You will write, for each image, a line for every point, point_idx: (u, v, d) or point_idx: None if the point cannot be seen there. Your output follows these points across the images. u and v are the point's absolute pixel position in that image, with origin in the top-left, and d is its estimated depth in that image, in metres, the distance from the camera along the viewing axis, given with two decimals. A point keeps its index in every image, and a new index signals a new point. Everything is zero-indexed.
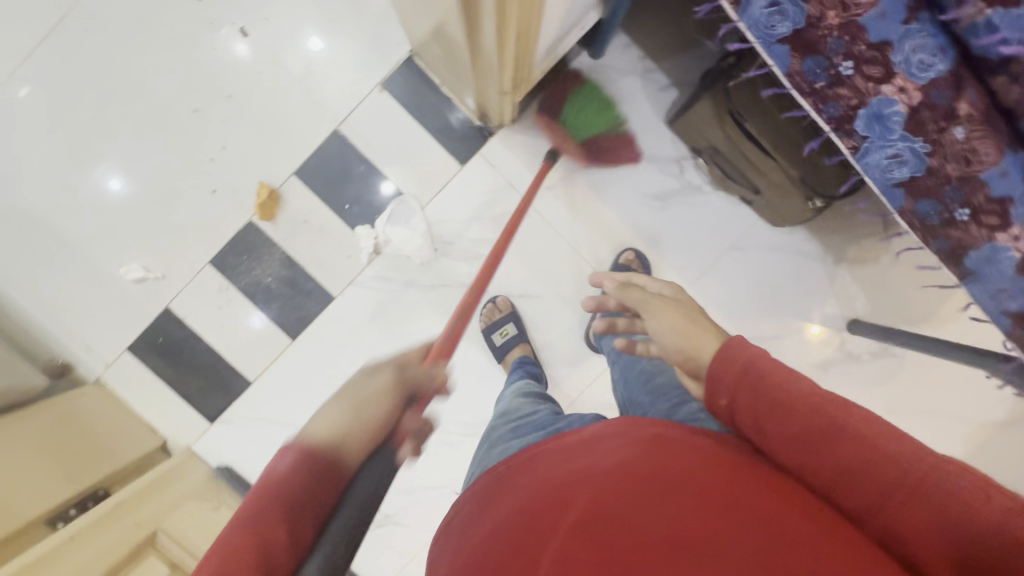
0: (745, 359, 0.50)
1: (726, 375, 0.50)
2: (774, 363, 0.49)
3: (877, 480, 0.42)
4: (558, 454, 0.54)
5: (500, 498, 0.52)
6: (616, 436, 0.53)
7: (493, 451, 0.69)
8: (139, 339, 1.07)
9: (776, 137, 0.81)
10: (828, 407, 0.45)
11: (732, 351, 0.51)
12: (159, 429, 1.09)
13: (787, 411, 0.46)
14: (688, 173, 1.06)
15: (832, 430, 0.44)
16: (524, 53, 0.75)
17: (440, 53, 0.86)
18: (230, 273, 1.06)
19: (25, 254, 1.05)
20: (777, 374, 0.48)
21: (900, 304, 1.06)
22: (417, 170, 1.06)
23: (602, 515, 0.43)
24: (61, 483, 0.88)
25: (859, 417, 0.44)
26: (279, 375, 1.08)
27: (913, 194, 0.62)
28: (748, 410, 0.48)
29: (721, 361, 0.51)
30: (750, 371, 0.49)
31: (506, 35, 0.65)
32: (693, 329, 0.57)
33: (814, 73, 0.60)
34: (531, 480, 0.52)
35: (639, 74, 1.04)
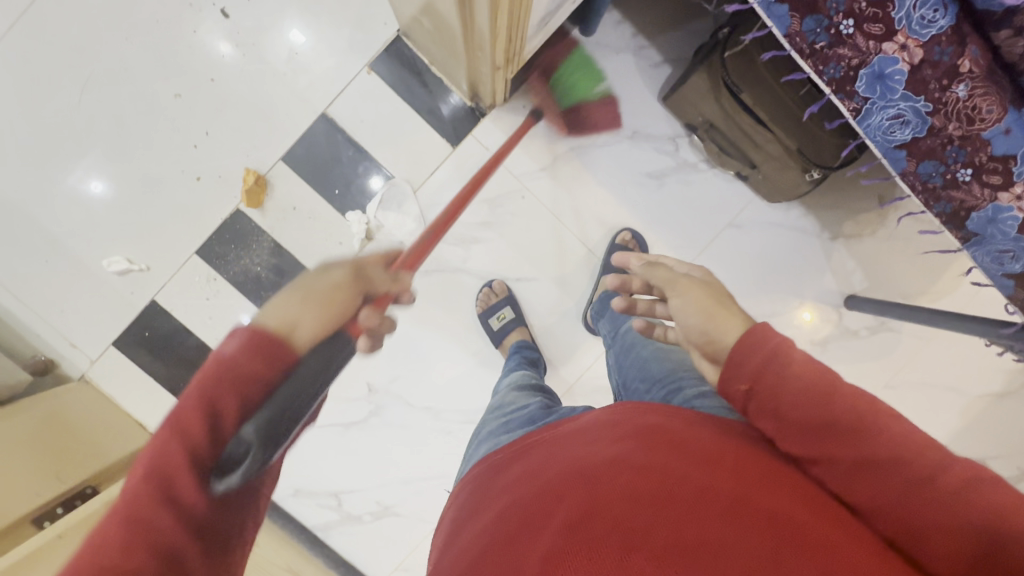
0: (770, 347, 0.47)
1: (747, 361, 0.47)
2: (798, 353, 0.47)
3: (895, 481, 0.41)
4: (551, 445, 0.53)
5: (495, 493, 0.51)
6: (610, 424, 0.52)
7: (483, 447, 0.67)
8: (125, 333, 1.04)
9: (774, 107, 0.80)
10: (848, 400, 0.44)
11: (762, 335, 0.48)
12: (149, 426, 1.06)
13: (805, 404, 0.45)
14: (682, 151, 1.05)
15: (849, 424, 0.43)
16: (517, 27, 0.74)
17: (430, 28, 0.84)
18: (218, 263, 1.03)
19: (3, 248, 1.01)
20: (800, 365, 0.46)
21: (896, 278, 1.06)
22: (408, 153, 1.03)
23: (599, 514, 0.42)
24: (49, 481, 0.85)
25: (877, 412, 0.43)
26: None
27: (914, 158, 0.61)
28: (768, 400, 0.46)
29: (745, 345, 0.48)
30: (775, 358, 0.47)
31: (499, 4, 0.63)
32: (719, 310, 0.54)
33: (814, 34, 0.58)
34: (525, 474, 0.50)
35: (632, 51, 1.03)
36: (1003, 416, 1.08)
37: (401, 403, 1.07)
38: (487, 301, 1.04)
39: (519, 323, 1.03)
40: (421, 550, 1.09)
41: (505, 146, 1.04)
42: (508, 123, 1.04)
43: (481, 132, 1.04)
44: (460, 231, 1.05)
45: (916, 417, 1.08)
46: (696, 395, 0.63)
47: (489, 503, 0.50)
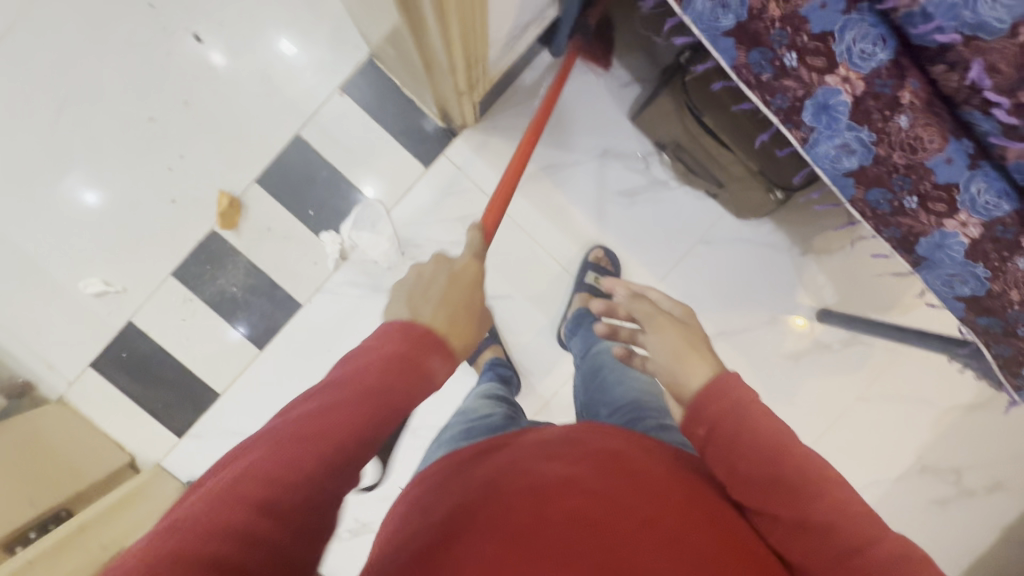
0: (734, 399, 0.49)
1: (709, 408, 0.50)
2: (759, 408, 0.49)
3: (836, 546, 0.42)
4: (508, 453, 0.53)
5: (448, 491, 0.50)
6: (571, 439, 0.52)
7: (442, 450, 0.67)
8: (102, 354, 1.05)
9: (732, 131, 0.80)
10: (794, 459, 0.45)
11: (726, 387, 0.51)
12: (126, 445, 1.07)
13: (761, 462, 0.46)
14: (653, 168, 1.06)
15: (794, 481, 0.44)
16: (478, 55, 0.75)
17: (396, 54, 0.85)
18: (193, 284, 1.04)
19: None
20: (756, 419, 0.48)
21: (867, 293, 1.07)
22: (382, 173, 1.05)
23: (548, 531, 0.42)
24: (22, 505, 0.85)
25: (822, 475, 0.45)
26: (249, 386, 1.06)
27: (862, 184, 0.62)
28: (720, 449, 0.48)
29: (710, 394, 0.50)
30: (733, 406, 0.49)
31: (454, 36, 0.64)
32: (690, 352, 0.56)
33: (760, 66, 0.60)
34: (476, 478, 0.50)
35: (602, 71, 1.04)
36: (974, 429, 1.09)
37: None
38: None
39: (493, 340, 1.04)
40: None
41: (478, 165, 1.05)
42: (480, 143, 1.05)
43: (453, 152, 1.05)
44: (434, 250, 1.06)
45: (889, 430, 1.09)
46: (657, 427, 0.65)
47: (437, 500, 0.49)
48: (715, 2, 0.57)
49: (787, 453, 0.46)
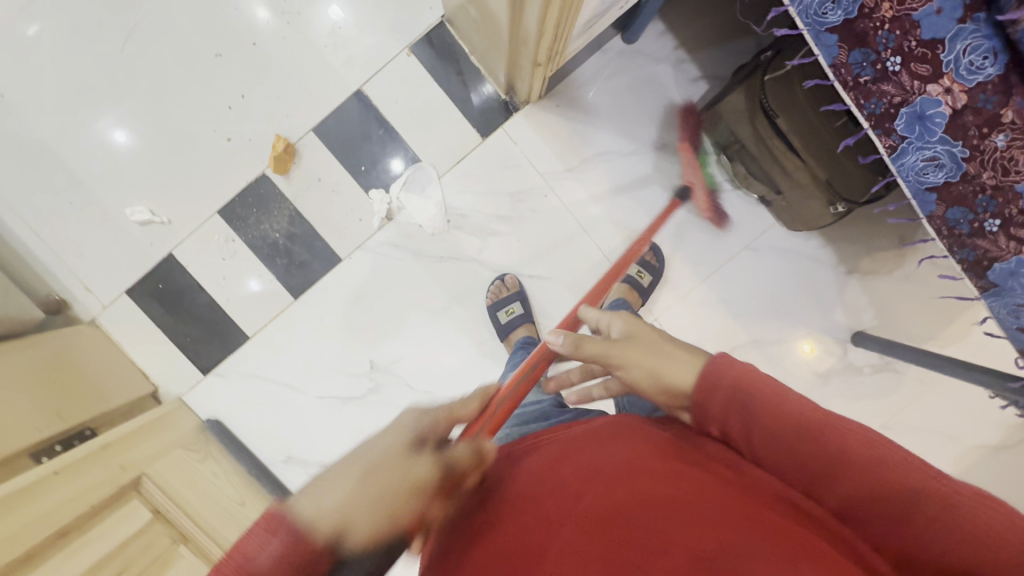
0: (734, 379, 0.48)
1: (713, 402, 0.49)
2: (762, 377, 0.48)
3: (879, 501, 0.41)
4: (559, 447, 0.54)
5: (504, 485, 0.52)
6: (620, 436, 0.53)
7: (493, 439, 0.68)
8: (139, 283, 1.05)
9: (808, 135, 0.81)
10: (827, 426, 0.44)
11: (717, 371, 0.49)
12: (151, 376, 1.08)
13: (778, 434, 0.45)
14: (709, 169, 1.05)
15: (835, 452, 0.43)
16: (564, 26, 0.74)
17: (476, 18, 0.85)
18: (238, 225, 1.04)
19: (31, 185, 1.02)
20: (774, 392, 0.47)
21: (908, 320, 1.06)
22: (438, 138, 1.04)
23: (609, 513, 0.43)
24: (50, 418, 0.86)
25: (857, 439, 0.44)
26: (279, 332, 1.07)
27: (943, 201, 0.61)
28: (743, 430, 0.48)
29: (705, 388, 0.49)
30: (737, 392, 0.48)
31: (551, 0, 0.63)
32: (660, 360, 0.54)
33: (859, 67, 0.58)
34: (531, 474, 0.51)
35: (671, 63, 1.03)
36: (996, 470, 1.08)
37: (401, 385, 1.08)
38: (497, 294, 1.05)
39: (526, 319, 1.04)
40: None
41: (534, 143, 1.05)
42: (540, 120, 1.04)
43: (512, 126, 1.04)
44: (480, 222, 1.06)
45: None
46: None
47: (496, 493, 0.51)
48: None
49: (811, 415, 0.45)
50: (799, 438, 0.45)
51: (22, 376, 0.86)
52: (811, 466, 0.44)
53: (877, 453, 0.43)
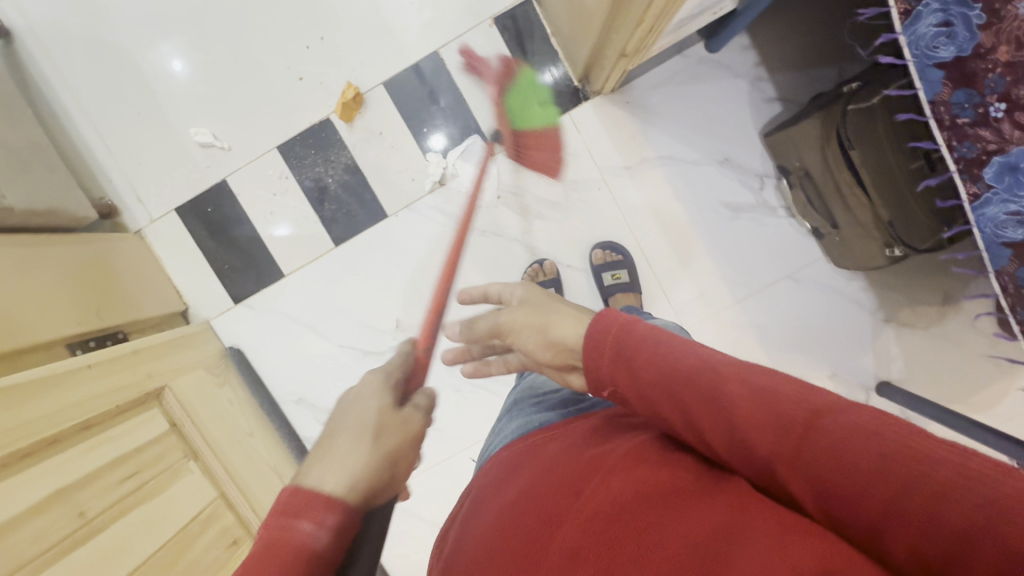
0: (616, 334, 0.47)
1: (603, 362, 0.47)
2: (644, 333, 0.46)
3: (770, 440, 0.37)
4: (542, 449, 0.53)
5: (506, 487, 0.51)
6: (599, 434, 0.51)
7: (512, 424, 0.66)
8: (188, 203, 1.07)
9: (880, 173, 0.79)
10: (715, 376, 0.41)
11: (600, 330, 0.48)
12: (184, 295, 1.10)
13: (658, 384, 0.43)
14: (767, 192, 1.04)
15: (727, 407, 0.40)
16: (662, 21, 0.73)
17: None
18: (294, 164, 1.05)
19: (104, 89, 1.05)
20: (653, 351, 0.45)
21: (937, 378, 1.04)
22: (503, 113, 1.04)
23: (614, 515, 0.41)
24: (88, 317, 0.88)
25: (751, 382, 0.39)
26: (313, 276, 1.08)
27: (1019, 258, 0.60)
28: (637, 396, 0.45)
29: (592, 348, 0.48)
30: (619, 357, 0.46)
31: None
32: (544, 318, 0.55)
33: (960, 108, 0.58)
34: (534, 471, 0.50)
35: (749, 79, 1.02)
36: None
37: (421, 349, 1.09)
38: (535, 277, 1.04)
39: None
40: None
41: (598, 135, 1.04)
42: (608, 114, 1.04)
43: (579, 114, 1.04)
44: (529, 203, 1.06)
45: None
46: None
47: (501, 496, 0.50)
48: (940, 29, 0.55)
49: (690, 360, 0.43)
50: (692, 397, 0.41)
51: (67, 270, 0.88)
52: (715, 426, 0.40)
53: (780, 386, 0.39)
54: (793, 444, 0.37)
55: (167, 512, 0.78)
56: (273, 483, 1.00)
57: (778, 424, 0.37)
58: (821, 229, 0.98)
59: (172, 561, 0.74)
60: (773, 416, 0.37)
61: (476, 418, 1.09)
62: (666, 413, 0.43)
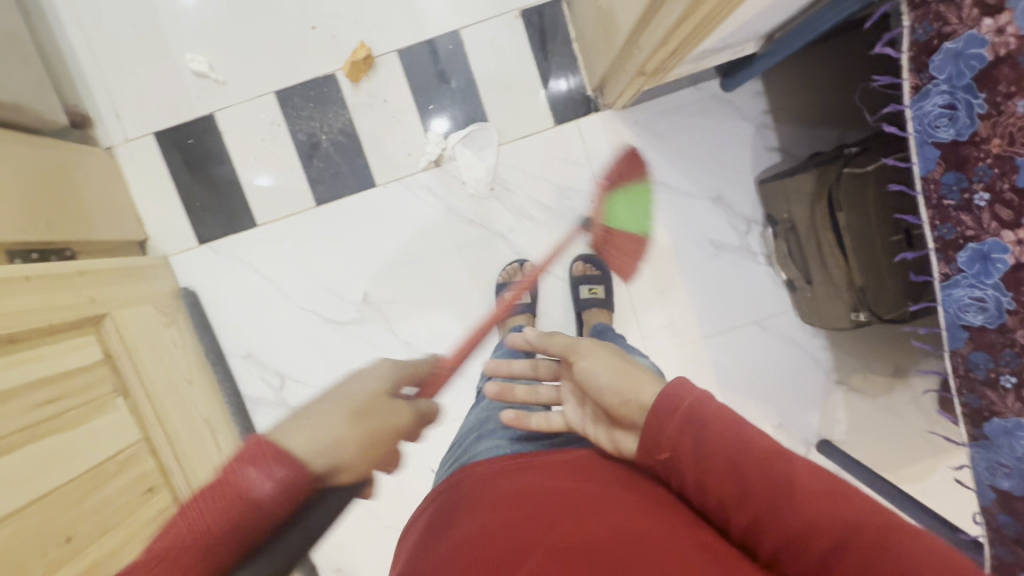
0: (691, 399, 0.44)
1: (666, 426, 0.44)
2: (719, 405, 0.44)
3: (829, 537, 0.36)
4: (515, 474, 0.50)
5: (483, 499, 0.47)
6: (583, 469, 0.49)
7: (482, 444, 0.60)
8: (169, 130, 1.02)
9: (861, 239, 0.82)
10: (774, 458, 0.40)
11: (678, 391, 0.45)
12: (146, 225, 1.04)
13: (727, 459, 0.41)
14: (751, 237, 1.06)
15: (793, 498, 0.38)
16: (685, 49, 0.73)
17: (599, 7, 0.84)
18: (289, 113, 1.01)
19: None
20: (724, 421, 0.43)
21: (874, 445, 1.08)
22: (512, 108, 1.03)
23: (597, 550, 0.38)
24: (36, 226, 0.82)
25: (820, 480, 0.39)
26: (287, 231, 1.04)
27: (973, 342, 0.62)
28: (692, 466, 0.43)
29: (662, 407, 0.45)
30: (691, 419, 0.43)
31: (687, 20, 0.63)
32: (628, 371, 0.51)
33: (948, 189, 0.60)
34: (520, 491, 0.47)
35: (755, 125, 1.03)
36: None
37: (384, 326, 1.06)
38: (511, 276, 1.04)
39: (529, 309, 1.03)
40: None
41: (601, 148, 1.04)
42: (614, 129, 1.04)
43: (586, 124, 1.04)
44: (520, 201, 1.05)
45: None
46: None
47: (475, 509, 0.47)
48: (944, 111, 0.57)
49: (760, 444, 0.41)
50: (751, 475, 0.40)
51: (21, 174, 0.82)
52: (765, 509, 0.39)
53: (847, 493, 0.38)
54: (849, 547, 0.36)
55: (82, 447, 0.73)
56: (204, 436, 0.96)
57: (837, 520, 0.36)
58: (796, 283, 1.00)
59: (76, 500, 0.69)
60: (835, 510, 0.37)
61: (426, 405, 1.08)
62: (715, 485, 0.41)
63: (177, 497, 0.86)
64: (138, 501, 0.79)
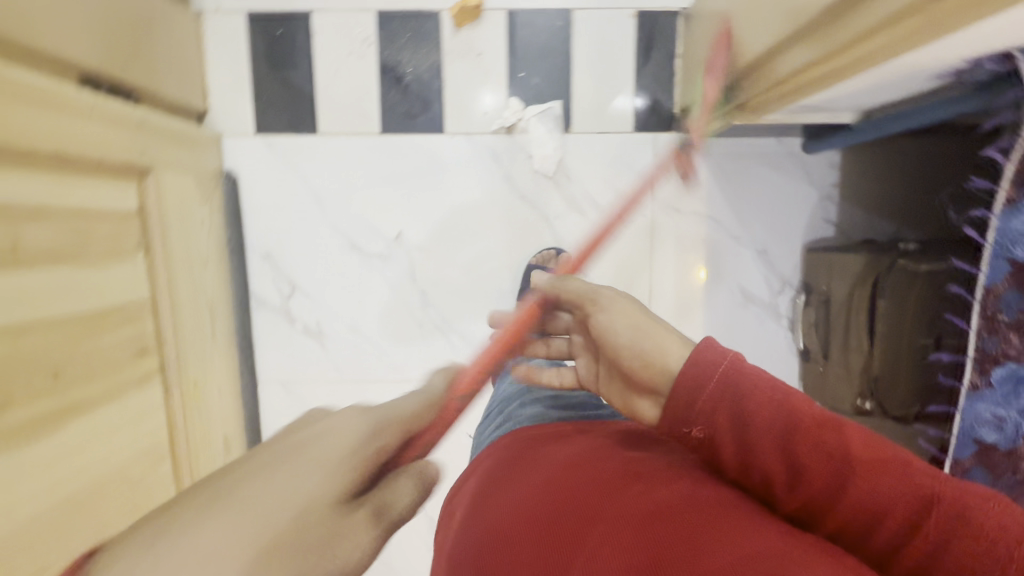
0: (728, 365, 0.48)
1: (702, 398, 0.47)
2: (755, 374, 0.47)
3: (888, 500, 0.40)
4: (554, 452, 0.54)
5: (533, 475, 0.51)
6: (618, 447, 0.53)
7: (528, 411, 0.68)
8: (263, 14, 1.00)
9: (893, 331, 0.84)
10: (824, 428, 0.43)
11: (706, 360, 0.49)
12: (210, 98, 1.03)
13: (771, 432, 0.44)
14: (780, 298, 1.06)
15: (846, 462, 0.42)
16: (790, 98, 0.74)
17: (717, 31, 0.84)
18: (384, 36, 1.01)
19: None
20: (763, 390, 0.46)
21: None
22: (597, 102, 1.03)
23: (667, 514, 0.41)
24: (113, 61, 0.81)
25: (870, 440, 0.43)
26: (343, 149, 1.04)
27: (980, 458, 0.64)
28: (736, 443, 0.46)
29: (692, 377, 0.48)
30: (725, 387, 0.47)
31: (807, 72, 0.64)
32: (646, 326, 0.56)
33: (1006, 306, 0.60)
34: (570, 464, 0.51)
35: (820, 193, 1.03)
36: None
37: (407, 270, 1.06)
38: (543, 261, 1.03)
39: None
40: (313, 386, 1.10)
41: None
42: None
43: (662, 140, 1.04)
44: (574, 193, 1.05)
45: None
46: None
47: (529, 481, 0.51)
48: None
49: (808, 417, 0.44)
50: (801, 444, 0.43)
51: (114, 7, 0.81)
52: (817, 475, 0.43)
53: (891, 449, 0.43)
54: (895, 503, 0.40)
55: (93, 289, 0.73)
56: (203, 319, 0.96)
57: (879, 473, 0.41)
58: (811, 354, 1.01)
59: (74, 338, 0.69)
60: (881, 467, 0.41)
61: (421, 357, 1.09)
62: (765, 459, 0.45)
63: (163, 367, 0.86)
64: (128, 360, 0.79)
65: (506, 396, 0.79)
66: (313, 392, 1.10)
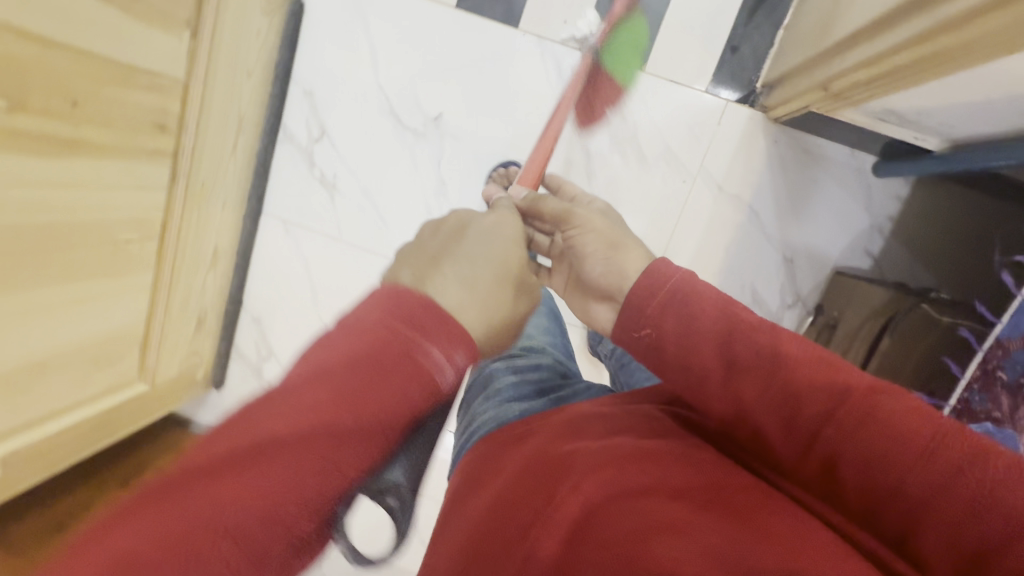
0: (671, 283, 0.45)
1: (647, 303, 0.45)
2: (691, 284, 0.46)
3: (852, 434, 0.37)
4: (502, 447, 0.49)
5: (487, 473, 0.47)
6: (569, 425, 0.48)
7: (481, 405, 0.63)
8: None
9: (887, 372, 0.83)
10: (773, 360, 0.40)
11: (660, 274, 0.46)
12: None
13: (707, 357, 0.42)
14: (788, 314, 1.02)
15: (789, 395, 0.40)
16: (887, 89, 0.66)
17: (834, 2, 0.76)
18: None
19: None
20: (710, 311, 0.43)
21: None
22: (682, 47, 0.96)
23: (608, 507, 0.37)
24: None
25: (818, 356, 0.41)
26: (413, 11, 1.00)
27: None
28: (674, 359, 0.44)
29: (643, 288, 0.46)
30: (669, 307, 0.44)
31: (921, 45, 0.56)
32: (616, 240, 0.54)
33: (1009, 365, 0.70)
34: (520, 453, 0.46)
35: (872, 222, 0.97)
36: None
37: (434, 153, 1.05)
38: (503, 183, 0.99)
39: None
40: (309, 234, 1.11)
41: (728, 140, 0.98)
42: (752, 133, 0.97)
43: (733, 110, 0.97)
44: (623, 135, 1.00)
45: None
46: None
47: (484, 477, 0.46)
48: None
49: (739, 335, 0.42)
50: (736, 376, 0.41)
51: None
52: (766, 410, 0.40)
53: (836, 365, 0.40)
54: (834, 431, 0.38)
55: (129, 42, 0.72)
56: (228, 127, 0.96)
57: (826, 401, 0.38)
58: None
59: (95, 79, 0.69)
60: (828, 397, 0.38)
61: None
62: (710, 385, 0.42)
63: (177, 153, 0.87)
64: (144, 129, 0.79)
65: (472, 393, 0.72)
66: (310, 241, 1.11)
